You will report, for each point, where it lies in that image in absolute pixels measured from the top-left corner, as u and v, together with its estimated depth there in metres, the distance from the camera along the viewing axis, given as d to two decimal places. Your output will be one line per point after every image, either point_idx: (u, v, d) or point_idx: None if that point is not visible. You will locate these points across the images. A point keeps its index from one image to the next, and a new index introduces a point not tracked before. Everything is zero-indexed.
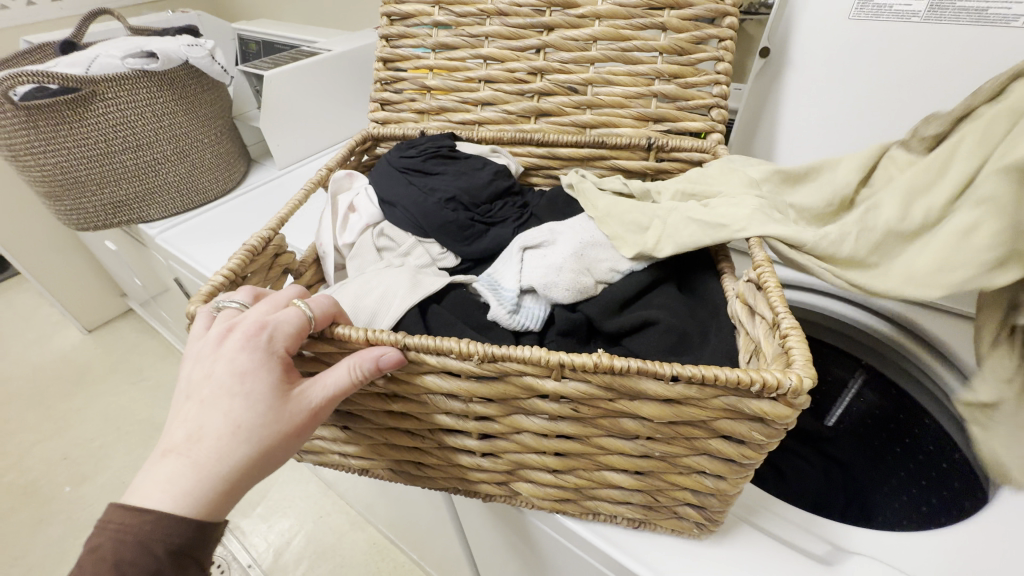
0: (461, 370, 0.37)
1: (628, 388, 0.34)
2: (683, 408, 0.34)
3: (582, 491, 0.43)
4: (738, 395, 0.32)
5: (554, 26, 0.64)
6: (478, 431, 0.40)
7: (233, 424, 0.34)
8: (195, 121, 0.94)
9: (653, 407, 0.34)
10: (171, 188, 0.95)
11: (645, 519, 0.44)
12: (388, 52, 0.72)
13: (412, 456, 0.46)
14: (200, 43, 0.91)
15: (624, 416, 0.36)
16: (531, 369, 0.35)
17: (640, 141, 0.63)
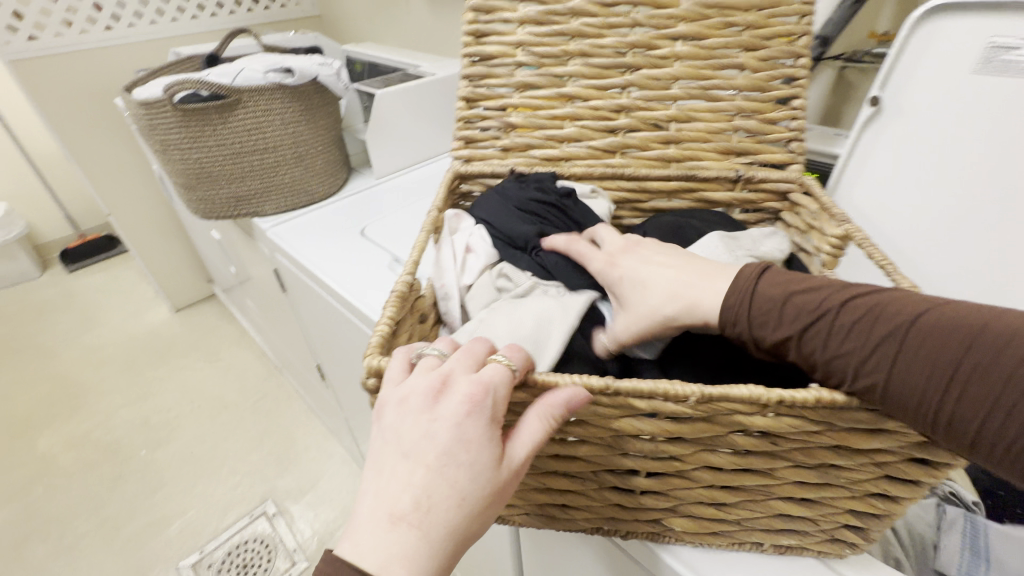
0: (667, 412, 0.33)
1: (841, 418, 0.32)
2: (885, 436, 0.33)
3: (740, 521, 0.42)
4: None
5: (636, 67, 0.60)
6: (654, 470, 0.38)
7: (465, 504, 0.30)
8: (314, 131, 1.05)
9: (857, 436, 0.33)
10: (287, 189, 1.05)
11: (797, 544, 0.44)
12: (468, 91, 0.62)
13: (548, 492, 0.43)
14: (330, 62, 1.01)
15: (819, 446, 0.35)
16: (742, 405, 0.32)
17: (728, 174, 0.59)
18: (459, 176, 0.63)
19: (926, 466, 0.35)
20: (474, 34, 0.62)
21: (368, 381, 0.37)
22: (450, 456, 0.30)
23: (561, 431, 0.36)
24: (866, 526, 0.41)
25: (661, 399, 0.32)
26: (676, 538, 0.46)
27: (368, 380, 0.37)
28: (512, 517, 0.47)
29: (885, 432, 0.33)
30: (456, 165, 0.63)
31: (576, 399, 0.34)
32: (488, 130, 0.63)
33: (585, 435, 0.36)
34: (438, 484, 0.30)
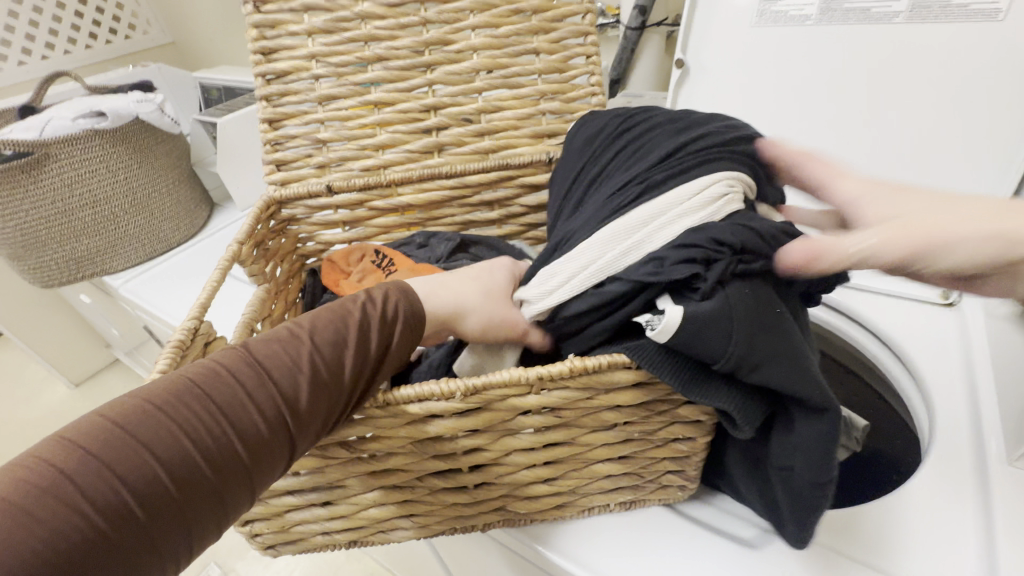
0: (445, 411, 0.33)
1: (602, 382, 0.33)
2: (649, 387, 0.35)
3: (577, 490, 0.44)
4: (694, 362, 0.34)
5: (435, 65, 0.59)
6: (468, 464, 0.38)
7: (311, 354, 0.33)
8: (153, 174, 0.97)
9: (628, 394, 0.35)
10: (134, 239, 0.98)
11: (637, 498, 0.46)
12: (270, 112, 0.59)
13: (388, 507, 0.43)
14: (151, 98, 0.94)
15: (604, 408, 0.36)
16: (510, 388, 0.33)
17: (541, 157, 0.60)
18: (277, 202, 0.59)
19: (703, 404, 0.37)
20: (263, 54, 0.59)
21: None
22: (325, 318, 0.35)
23: (358, 450, 0.36)
24: (683, 467, 0.44)
25: (433, 399, 0.33)
26: (532, 520, 0.48)
27: None
28: (369, 539, 0.46)
29: (647, 384, 0.35)
30: (271, 190, 0.59)
31: (358, 415, 0.34)
32: (299, 149, 0.61)
33: (385, 448, 0.36)
34: (301, 335, 0.34)
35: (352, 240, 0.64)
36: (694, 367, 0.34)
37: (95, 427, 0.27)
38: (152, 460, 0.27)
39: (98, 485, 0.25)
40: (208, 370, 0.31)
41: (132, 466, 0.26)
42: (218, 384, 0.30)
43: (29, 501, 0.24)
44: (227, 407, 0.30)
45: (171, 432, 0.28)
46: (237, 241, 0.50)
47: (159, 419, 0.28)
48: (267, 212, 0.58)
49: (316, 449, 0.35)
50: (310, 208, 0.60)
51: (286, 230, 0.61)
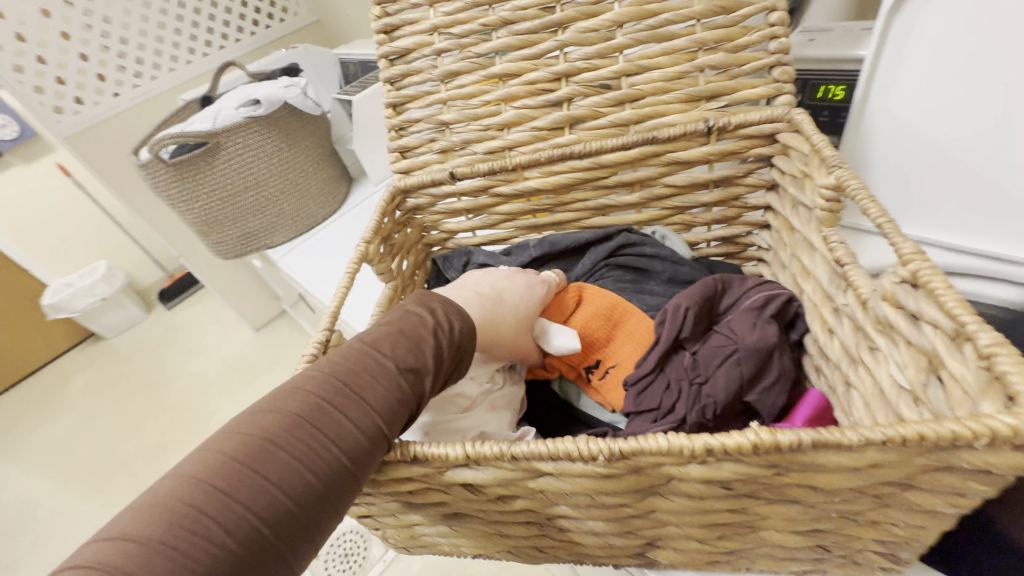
0: (583, 473, 0.27)
1: (798, 463, 0.25)
2: (866, 473, 0.25)
3: (736, 551, 0.36)
4: (946, 452, 0.23)
5: (569, 22, 0.50)
6: (606, 517, 0.33)
7: (393, 378, 0.32)
8: (300, 155, 1.04)
9: (835, 477, 0.25)
10: (288, 219, 1.07)
11: (816, 569, 0.37)
12: (393, 95, 0.56)
13: (513, 535, 0.39)
14: (296, 83, 0.98)
15: (792, 485, 0.27)
16: (665, 457, 0.26)
17: (697, 126, 0.49)
18: (402, 191, 0.57)
19: (949, 495, 0.26)
20: (386, 32, 0.55)
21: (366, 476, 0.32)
22: (396, 340, 0.34)
23: (482, 493, 0.32)
24: (893, 550, 0.33)
25: (569, 459, 0.27)
26: (674, 567, 0.41)
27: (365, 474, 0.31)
28: (495, 555, 0.44)
29: (865, 470, 0.25)
30: (396, 180, 0.57)
31: (474, 465, 0.29)
32: (421, 134, 0.57)
33: (507, 494, 0.31)
34: (378, 351, 0.34)
35: (475, 229, 0.60)
36: (949, 455, 0.23)
37: (208, 463, 0.27)
38: (272, 483, 0.27)
39: (212, 539, 0.24)
40: (302, 400, 0.30)
41: (252, 493, 0.26)
42: (310, 408, 0.29)
43: (175, 537, 0.24)
44: (326, 424, 0.29)
45: (285, 459, 0.27)
46: (363, 241, 0.48)
47: (267, 446, 0.28)
48: (393, 204, 0.56)
49: (439, 487, 0.32)
50: (434, 197, 0.57)
51: (412, 220, 0.59)
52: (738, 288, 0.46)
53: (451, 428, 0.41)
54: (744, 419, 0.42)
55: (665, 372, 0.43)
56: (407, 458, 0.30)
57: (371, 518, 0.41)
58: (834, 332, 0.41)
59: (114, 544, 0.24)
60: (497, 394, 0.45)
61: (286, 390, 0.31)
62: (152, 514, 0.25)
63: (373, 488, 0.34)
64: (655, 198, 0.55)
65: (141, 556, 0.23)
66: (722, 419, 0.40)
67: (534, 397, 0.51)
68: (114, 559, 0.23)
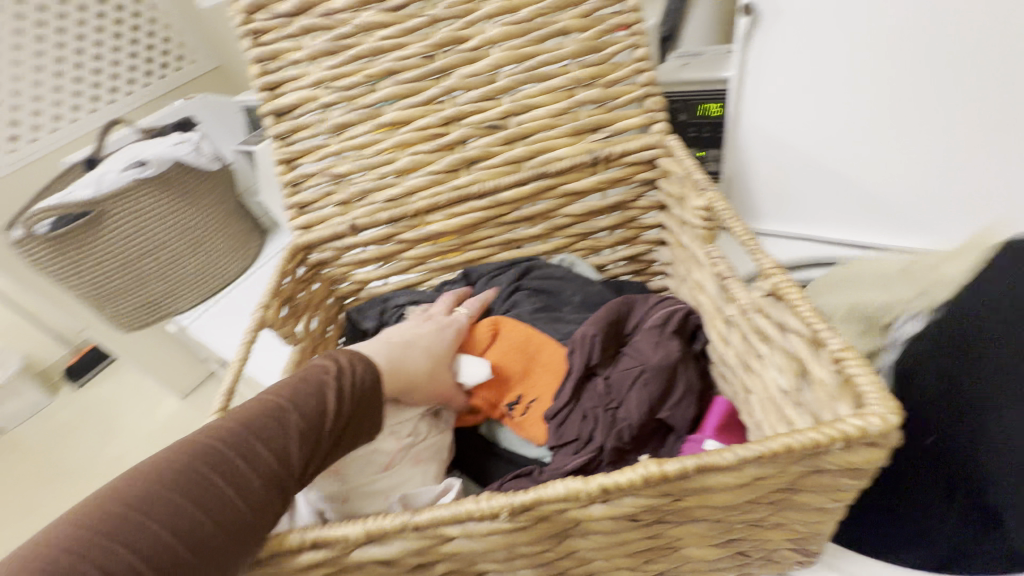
0: (491, 530, 0.27)
1: (689, 487, 0.26)
2: (752, 486, 0.26)
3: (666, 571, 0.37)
4: (813, 456, 0.25)
5: (451, 69, 0.52)
6: (531, 565, 0.32)
7: (288, 424, 0.31)
8: (203, 210, 0.99)
9: (727, 494, 0.27)
10: (195, 279, 1.00)
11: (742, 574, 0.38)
12: (283, 151, 0.55)
13: None
14: (188, 138, 0.94)
15: (693, 506, 0.28)
16: (567, 502, 0.26)
17: (583, 158, 0.51)
18: (303, 248, 0.55)
19: (829, 491, 0.28)
20: (268, 89, 0.54)
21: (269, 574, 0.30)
22: (295, 388, 0.34)
23: (397, 566, 0.30)
24: (801, 545, 0.35)
25: (474, 520, 0.27)
26: None
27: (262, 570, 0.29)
28: None
29: (751, 483, 0.26)
30: (295, 237, 0.55)
31: (379, 542, 0.28)
32: (318, 188, 0.56)
33: (423, 562, 0.30)
34: (271, 408, 0.32)
35: (386, 277, 0.59)
36: (817, 459, 0.25)
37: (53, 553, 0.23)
38: (132, 547, 0.24)
39: None
40: (177, 456, 0.28)
41: (104, 562, 0.23)
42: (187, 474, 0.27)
43: None
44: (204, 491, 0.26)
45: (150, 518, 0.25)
46: (260, 306, 0.46)
47: (129, 508, 0.25)
48: (294, 262, 0.54)
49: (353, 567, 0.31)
50: (338, 249, 0.56)
51: (318, 275, 0.57)
52: (641, 309, 0.48)
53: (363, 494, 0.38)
54: (660, 437, 0.43)
55: (580, 403, 0.43)
56: (306, 547, 0.28)
57: None
58: (727, 341, 0.43)
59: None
60: (421, 445, 0.43)
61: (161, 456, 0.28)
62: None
63: None
64: (557, 228, 0.56)
65: None
66: (639, 441, 0.41)
67: (461, 442, 0.50)
68: None
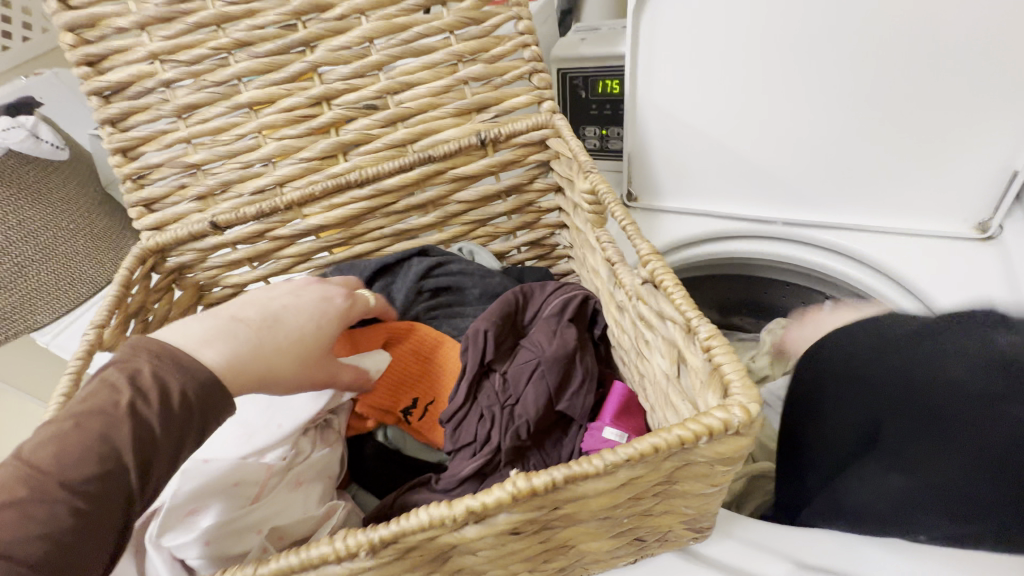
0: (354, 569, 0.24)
1: (563, 496, 0.24)
2: (629, 486, 0.25)
3: (566, 567, 0.36)
4: (684, 450, 0.24)
5: (315, 41, 0.46)
6: None
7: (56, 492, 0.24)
8: (52, 208, 0.84)
9: (605, 496, 0.25)
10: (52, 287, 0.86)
11: (642, 557, 0.38)
12: (118, 139, 0.46)
13: None
14: (22, 122, 0.77)
15: (576, 510, 0.27)
16: (435, 529, 0.23)
17: (470, 140, 0.48)
18: (156, 251, 0.47)
19: (707, 477, 0.28)
20: (90, 63, 0.45)
21: None
22: (82, 427, 0.26)
23: None
24: (692, 525, 0.35)
25: (330, 563, 0.23)
26: None
27: None
28: None
29: (626, 483, 0.25)
30: (145, 239, 0.47)
31: None
32: (169, 180, 0.48)
33: None
34: (27, 487, 0.24)
35: (265, 278, 0.53)
36: (686, 453, 0.24)
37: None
38: None
39: None
40: None
41: None
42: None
43: None
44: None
45: None
46: (94, 325, 0.39)
47: None
48: (146, 269, 0.46)
49: None
50: (201, 251, 0.49)
51: (180, 281, 0.50)
52: (541, 296, 0.46)
53: (225, 538, 0.33)
54: (560, 428, 0.42)
55: (477, 401, 0.41)
56: None
57: None
58: (621, 326, 0.43)
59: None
60: (301, 466, 0.39)
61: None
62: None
63: None
64: (452, 215, 0.53)
65: None
66: (538, 434, 0.40)
67: (355, 455, 0.46)
68: None
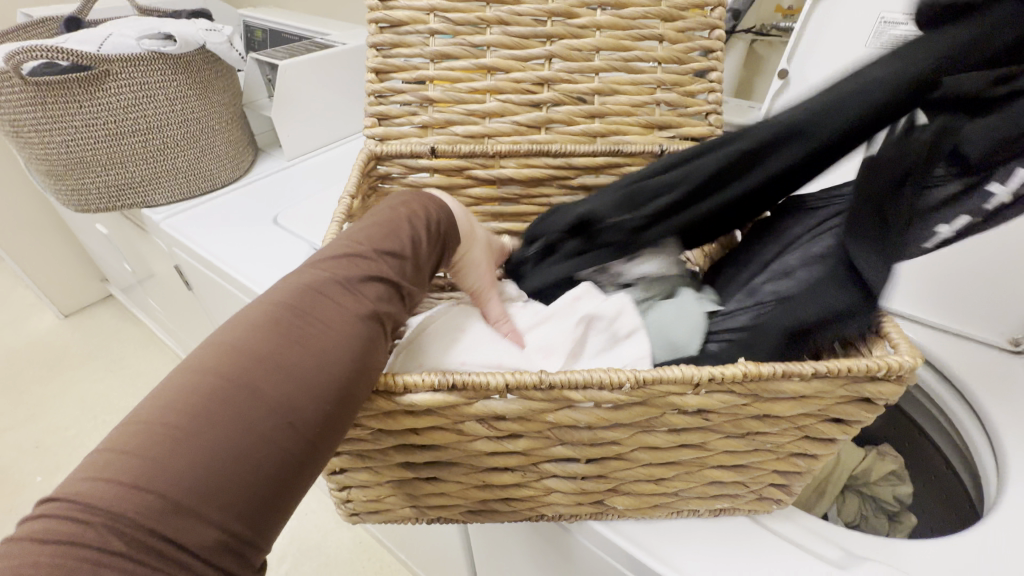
0: (606, 401, 0.32)
1: (766, 391, 0.33)
2: (804, 402, 0.34)
3: (678, 492, 0.44)
4: (856, 382, 0.33)
5: (556, 37, 0.57)
6: (593, 456, 0.37)
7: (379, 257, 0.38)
8: (209, 107, 0.93)
9: (783, 405, 0.34)
10: (180, 174, 0.93)
11: (731, 506, 0.46)
12: (378, 62, 0.57)
13: (488, 487, 0.41)
14: (218, 28, 0.89)
15: (747, 417, 0.36)
16: (676, 386, 0.32)
17: (652, 148, 0.59)
18: (375, 157, 0.57)
19: (841, 424, 0.37)
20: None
21: (395, 407, 0.32)
22: (385, 227, 0.40)
23: (493, 431, 0.34)
24: (788, 482, 0.43)
25: (597, 388, 0.32)
26: (618, 515, 0.47)
27: (395, 405, 0.32)
28: (455, 517, 0.45)
29: (803, 399, 0.34)
30: (370, 144, 0.57)
31: (505, 395, 0.32)
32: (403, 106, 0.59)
33: (519, 430, 0.35)
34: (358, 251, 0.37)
35: None
36: (858, 386, 0.33)
37: (183, 390, 0.27)
38: (309, 357, 0.30)
39: (258, 416, 0.27)
40: (295, 290, 0.33)
41: (292, 369, 0.29)
42: (289, 325, 0.31)
43: (233, 426, 0.27)
44: (305, 343, 0.30)
45: (312, 332, 0.31)
46: (347, 195, 0.49)
47: (280, 331, 0.30)
48: (367, 168, 0.56)
49: (454, 424, 0.34)
50: (408, 167, 0.59)
51: (378, 187, 0.60)
52: (800, 247, 0.45)
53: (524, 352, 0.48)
54: None
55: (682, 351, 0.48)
56: (444, 388, 0.31)
57: (343, 475, 0.40)
58: None
59: (113, 459, 0.25)
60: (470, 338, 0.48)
61: (250, 312, 0.32)
62: (131, 439, 0.26)
63: (380, 426, 0.34)
64: None
65: (201, 442, 0.26)
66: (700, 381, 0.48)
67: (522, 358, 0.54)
68: (172, 452, 0.25)
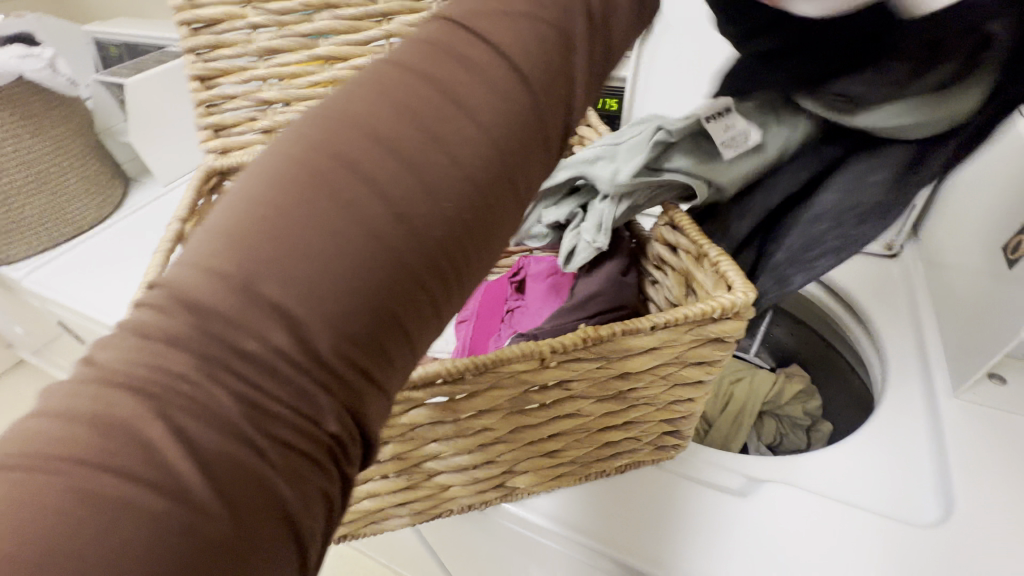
0: (454, 392, 0.31)
1: (614, 350, 0.32)
2: (657, 353, 0.34)
3: (576, 459, 0.44)
4: (699, 325, 0.33)
5: (391, 14, 0.52)
6: (470, 446, 0.37)
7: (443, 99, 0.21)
8: (49, 144, 0.83)
9: (637, 361, 0.34)
10: (32, 220, 0.83)
11: (633, 460, 0.47)
12: (199, 68, 0.52)
13: (380, 496, 0.40)
14: (35, 53, 0.78)
15: (610, 378, 0.36)
16: (521, 364, 0.31)
17: None
18: (218, 171, 0.53)
19: (704, 366, 0.37)
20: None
21: None
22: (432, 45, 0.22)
23: None
24: (678, 427, 0.44)
25: (438, 381, 0.31)
26: (528, 492, 0.47)
27: None
28: (361, 530, 0.44)
29: (655, 351, 0.34)
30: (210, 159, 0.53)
31: None
32: (239, 112, 0.55)
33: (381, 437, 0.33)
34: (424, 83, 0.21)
35: None
36: (702, 328, 0.34)
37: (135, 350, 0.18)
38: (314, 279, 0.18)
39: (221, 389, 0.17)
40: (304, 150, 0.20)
41: (287, 294, 0.18)
42: (297, 209, 0.19)
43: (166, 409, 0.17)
44: (317, 240, 0.18)
45: (317, 230, 0.18)
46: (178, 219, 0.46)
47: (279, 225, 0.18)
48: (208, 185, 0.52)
49: None
50: None
51: None
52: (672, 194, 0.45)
53: None
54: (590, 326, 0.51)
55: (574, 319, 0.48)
56: None
57: None
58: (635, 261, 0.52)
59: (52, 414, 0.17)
60: None
61: (256, 183, 0.20)
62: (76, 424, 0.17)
63: None
64: None
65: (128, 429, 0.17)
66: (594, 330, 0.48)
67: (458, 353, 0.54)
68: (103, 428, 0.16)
